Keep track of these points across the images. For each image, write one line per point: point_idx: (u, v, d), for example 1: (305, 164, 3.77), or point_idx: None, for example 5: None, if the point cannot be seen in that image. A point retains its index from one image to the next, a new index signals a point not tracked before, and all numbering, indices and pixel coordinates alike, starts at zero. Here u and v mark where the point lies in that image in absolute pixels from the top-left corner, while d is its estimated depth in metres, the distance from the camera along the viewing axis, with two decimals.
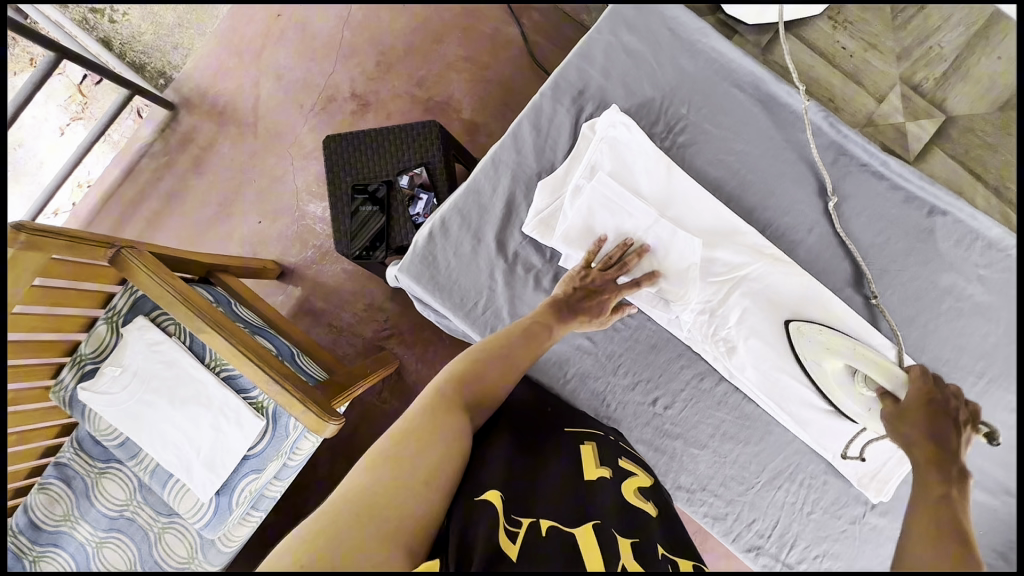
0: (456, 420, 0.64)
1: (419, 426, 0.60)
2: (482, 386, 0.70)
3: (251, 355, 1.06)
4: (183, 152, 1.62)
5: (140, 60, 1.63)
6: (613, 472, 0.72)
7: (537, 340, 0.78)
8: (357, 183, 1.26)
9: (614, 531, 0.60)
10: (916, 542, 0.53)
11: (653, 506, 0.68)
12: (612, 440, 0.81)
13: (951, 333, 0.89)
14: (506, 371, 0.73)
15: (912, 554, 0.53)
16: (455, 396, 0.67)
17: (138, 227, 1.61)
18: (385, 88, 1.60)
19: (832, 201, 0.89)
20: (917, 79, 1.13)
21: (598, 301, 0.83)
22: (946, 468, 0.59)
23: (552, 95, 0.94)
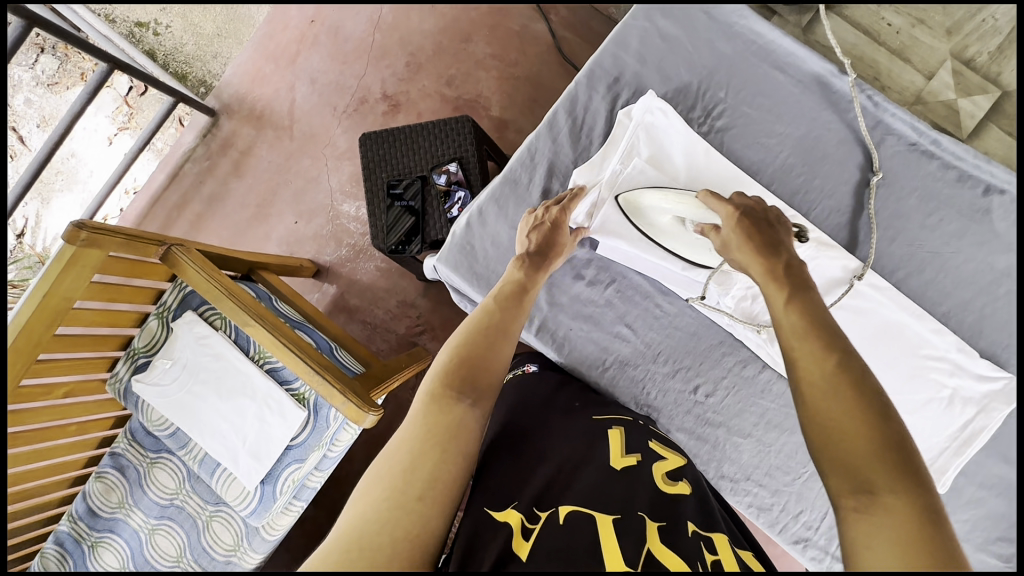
0: (456, 412, 0.61)
1: (411, 440, 0.58)
2: (477, 364, 0.67)
3: (293, 347, 1.09)
4: (224, 157, 1.69)
5: (182, 70, 1.69)
6: (642, 457, 0.71)
7: (511, 294, 0.76)
8: (393, 179, 1.28)
9: (641, 513, 0.60)
10: (799, 359, 0.59)
11: (685, 486, 0.68)
12: (641, 425, 0.80)
13: (1012, 317, 0.85)
14: (496, 345, 0.70)
15: (802, 359, 0.58)
16: (446, 384, 0.64)
17: (183, 230, 1.67)
18: (416, 88, 1.63)
19: (877, 176, 0.86)
20: (970, 53, 1.09)
21: (558, 228, 0.83)
22: (791, 279, 0.66)
23: (587, 82, 0.94)
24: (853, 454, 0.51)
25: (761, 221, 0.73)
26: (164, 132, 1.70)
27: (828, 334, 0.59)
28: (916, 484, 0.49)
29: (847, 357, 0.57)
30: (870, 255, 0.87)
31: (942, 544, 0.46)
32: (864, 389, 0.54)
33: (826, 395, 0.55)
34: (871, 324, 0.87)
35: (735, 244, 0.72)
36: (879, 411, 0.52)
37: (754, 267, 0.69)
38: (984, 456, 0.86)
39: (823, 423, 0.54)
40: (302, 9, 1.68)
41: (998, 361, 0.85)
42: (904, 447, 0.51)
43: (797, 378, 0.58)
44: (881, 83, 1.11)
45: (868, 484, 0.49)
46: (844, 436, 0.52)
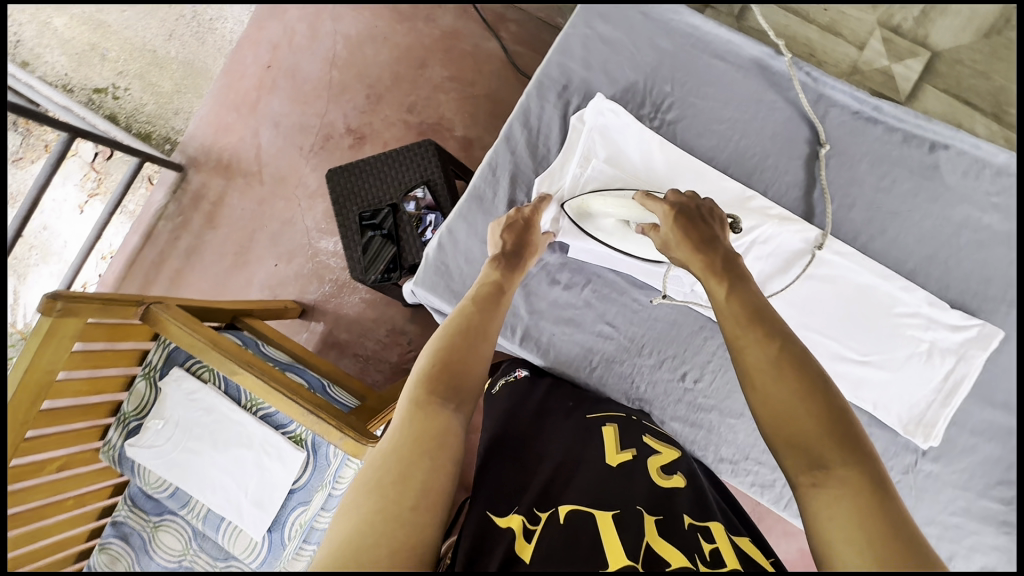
0: (442, 418, 0.62)
1: (401, 448, 0.58)
2: (459, 370, 0.67)
3: (285, 390, 1.09)
4: (196, 210, 1.69)
5: (145, 130, 1.69)
6: (637, 453, 0.71)
7: (487, 298, 0.77)
8: (364, 211, 1.30)
9: (639, 507, 0.61)
10: (743, 347, 0.60)
11: (680, 479, 0.68)
12: (633, 419, 0.81)
13: (974, 265, 0.88)
14: (477, 347, 0.71)
15: (744, 351, 0.60)
16: (428, 391, 0.64)
17: (163, 287, 1.67)
18: (378, 119, 1.65)
19: (825, 148, 0.89)
20: (896, 20, 1.12)
21: (528, 230, 0.85)
22: (726, 271, 0.67)
23: (538, 93, 0.96)
24: (804, 435, 0.53)
25: (697, 218, 0.73)
26: (134, 193, 1.70)
27: (765, 321, 0.61)
28: (863, 454, 0.51)
29: (788, 341, 0.59)
30: (827, 222, 0.89)
31: (897, 516, 0.47)
32: (810, 373, 0.56)
33: (773, 380, 0.56)
34: (844, 291, 0.89)
35: (674, 243, 0.73)
36: (826, 396, 0.54)
37: (694, 263, 0.70)
38: (970, 404, 0.88)
39: (773, 408, 0.55)
40: (257, 56, 1.71)
41: (969, 310, 0.87)
42: (852, 427, 0.53)
43: (744, 366, 0.59)
44: (817, 60, 1.14)
45: (821, 460, 0.51)
46: (793, 419, 0.54)
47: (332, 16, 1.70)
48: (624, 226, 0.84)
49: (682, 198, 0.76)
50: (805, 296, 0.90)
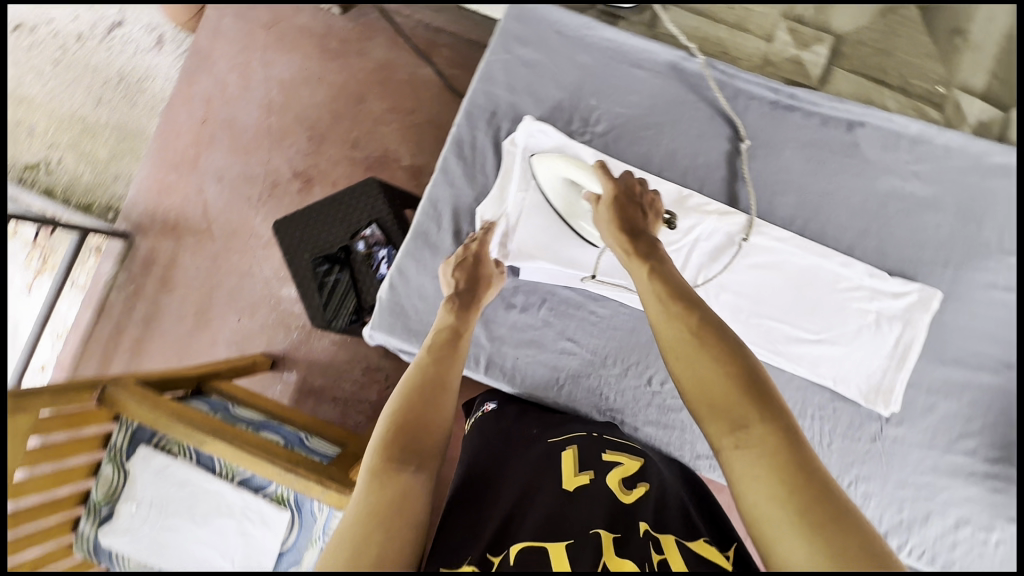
0: (400, 482, 0.61)
1: (357, 520, 0.57)
2: (418, 429, 0.68)
3: (259, 450, 1.06)
4: (149, 276, 1.63)
5: (86, 201, 1.62)
6: (595, 473, 0.71)
7: (443, 352, 0.79)
8: (317, 257, 1.28)
9: (596, 529, 0.62)
10: (664, 329, 0.64)
11: (642, 489, 0.70)
12: (594, 436, 0.80)
13: (907, 232, 0.92)
14: (434, 404, 0.72)
15: (666, 327, 0.64)
16: (387, 456, 0.63)
17: (124, 359, 1.59)
18: (324, 159, 1.64)
19: (745, 143, 0.92)
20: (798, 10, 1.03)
21: (477, 272, 0.88)
22: (648, 254, 0.74)
23: (468, 123, 0.96)
24: (725, 400, 0.55)
25: (636, 204, 0.83)
26: (84, 266, 1.60)
27: (683, 296, 0.66)
28: (776, 408, 0.54)
29: (703, 315, 0.63)
30: (750, 205, 0.92)
31: (806, 462, 0.49)
32: (724, 341, 0.60)
33: (693, 352, 0.60)
34: (789, 274, 0.91)
35: (603, 215, 0.81)
36: (738, 359, 0.58)
37: (614, 241, 0.78)
38: (923, 365, 0.91)
39: (694, 376, 0.58)
40: (190, 111, 1.66)
41: (908, 275, 0.91)
42: (765, 385, 0.56)
43: (666, 346, 0.62)
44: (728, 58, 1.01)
45: (741, 420, 0.53)
46: (710, 383, 0.57)
47: (262, 62, 1.67)
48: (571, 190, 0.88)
49: (629, 183, 0.84)
50: (754, 284, 0.92)
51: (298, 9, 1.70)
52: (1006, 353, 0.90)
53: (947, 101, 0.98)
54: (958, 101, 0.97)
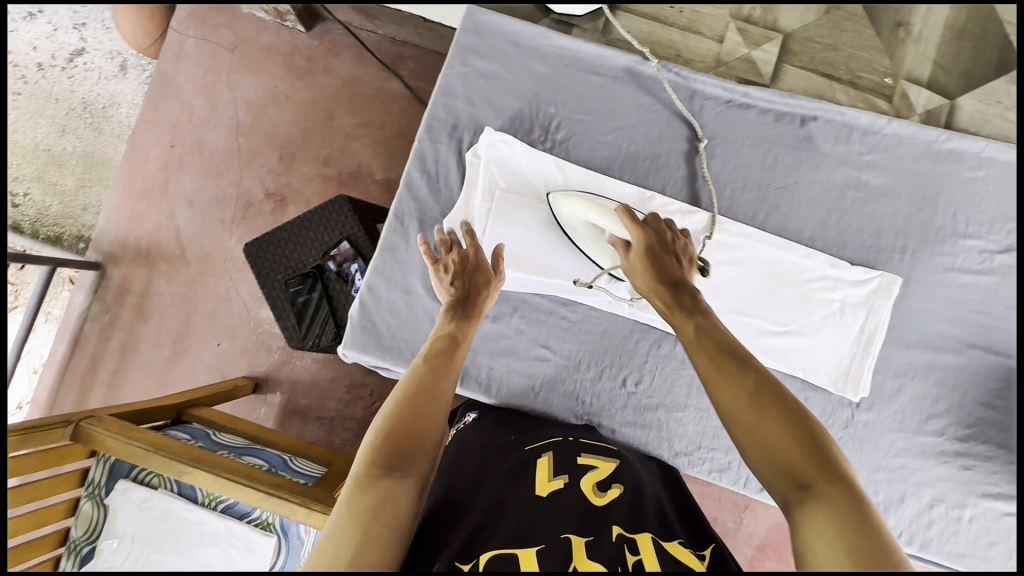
0: (383, 490, 0.60)
1: (337, 527, 0.56)
2: (406, 436, 0.66)
3: (239, 476, 1.05)
4: (123, 306, 1.57)
5: (55, 232, 1.59)
6: (570, 477, 0.73)
7: (439, 357, 0.76)
8: (291, 277, 1.27)
9: (566, 533, 0.63)
10: (717, 381, 0.63)
11: (615, 492, 0.71)
12: (570, 440, 0.82)
13: (864, 220, 0.94)
14: (426, 411, 0.69)
15: (716, 383, 0.63)
16: (374, 463, 0.62)
17: (101, 393, 1.54)
18: (296, 178, 1.60)
19: (702, 142, 0.94)
20: (746, 10, 1.04)
21: (475, 280, 0.86)
22: (691, 309, 0.73)
23: (429, 137, 0.97)
24: (789, 460, 0.55)
25: (670, 251, 0.82)
26: (57, 297, 1.58)
27: (735, 356, 0.65)
28: (842, 474, 0.54)
29: (757, 373, 0.63)
30: (712, 204, 0.94)
31: (876, 530, 0.50)
32: (785, 402, 0.60)
33: (752, 410, 0.59)
34: (755, 267, 0.93)
35: (637, 268, 0.79)
36: (800, 420, 0.58)
37: (655, 297, 0.77)
38: (889, 349, 0.93)
39: (755, 433, 0.58)
40: (157, 137, 1.61)
41: (868, 263, 0.93)
42: (829, 450, 0.56)
43: (721, 400, 0.62)
44: (682, 60, 1.04)
45: (805, 480, 0.54)
46: (773, 441, 0.57)
47: (228, 84, 1.62)
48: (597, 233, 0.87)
49: (658, 228, 0.84)
50: (721, 281, 0.93)
51: (261, 28, 1.63)
52: (967, 333, 0.93)
53: (895, 92, 1.01)
54: (905, 91, 1.01)
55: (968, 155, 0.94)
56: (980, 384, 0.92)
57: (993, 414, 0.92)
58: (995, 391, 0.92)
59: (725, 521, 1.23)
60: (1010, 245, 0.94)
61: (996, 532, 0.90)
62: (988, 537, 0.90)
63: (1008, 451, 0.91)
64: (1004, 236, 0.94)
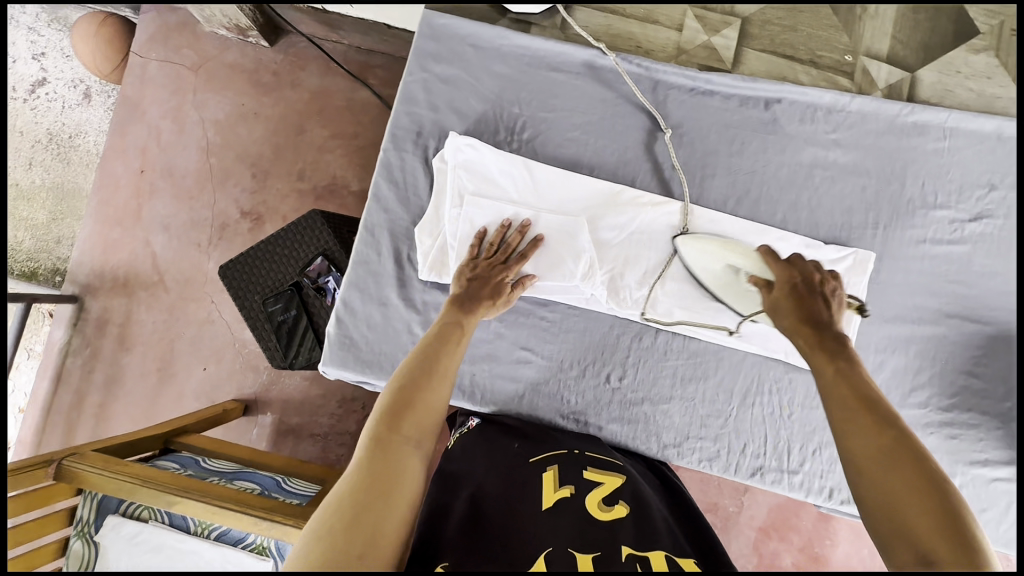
0: (404, 455, 0.64)
1: (360, 483, 0.60)
2: (421, 408, 0.69)
3: (230, 504, 1.02)
4: (104, 337, 1.49)
5: (30, 267, 1.52)
6: (575, 489, 0.73)
7: (452, 339, 0.77)
8: (269, 297, 1.25)
9: (571, 548, 0.63)
10: (853, 432, 0.62)
11: (621, 509, 0.70)
12: (574, 454, 0.82)
13: (834, 199, 0.94)
14: (440, 388, 0.72)
15: (846, 430, 0.63)
16: (392, 428, 0.65)
17: (89, 428, 1.45)
18: (271, 195, 1.54)
19: (666, 132, 0.94)
20: None
21: (494, 280, 0.85)
22: (832, 352, 0.69)
23: (394, 146, 0.96)
24: (911, 524, 0.54)
25: (816, 296, 0.75)
26: (37, 334, 1.47)
27: (876, 406, 0.63)
28: (971, 550, 0.52)
29: (901, 432, 0.60)
30: (683, 192, 0.93)
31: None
32: (920, 465, 0.57)
33: (883, 466, 0.58)
34: None
35: (782, 310, 0.75)
36: (935, 485, 0.56)
37: (798, 335, 0.72)
38: (868, 325, 0.93)
39: (880, 489, 0.57)
40: (126, 163, 1.54)
41: (842, 241, 0.93)
42: (971, 531, 0.53)
43: (853, 450, 0.61)
44: (642, 51, 1.03)
45: (926, 550, 0.53)
46: (900, 505, 0.56)
47: (196, 104, 1.55)
48: (731, 274, 0.86)
49: (808, 272, 0.77)
50: None
51: (224, 45, 1.56)
52: (944, 303, 0.93)
53: (856, 69, 1.01)
54: (865, 67, 1.01)
55: (932, 127, 0.95)
56: (960, 353, 0.93)
57: (975, 382, 0.93)
58: (975, 358, 0.93)
59: (726, 506, 1.24)
60: (979, 213, 0.94)
61: (985, 498, 0.91)
62: (979, 504, 0.91)
63: (991, 417, 0.92)
64: (973, 204, 0.94)
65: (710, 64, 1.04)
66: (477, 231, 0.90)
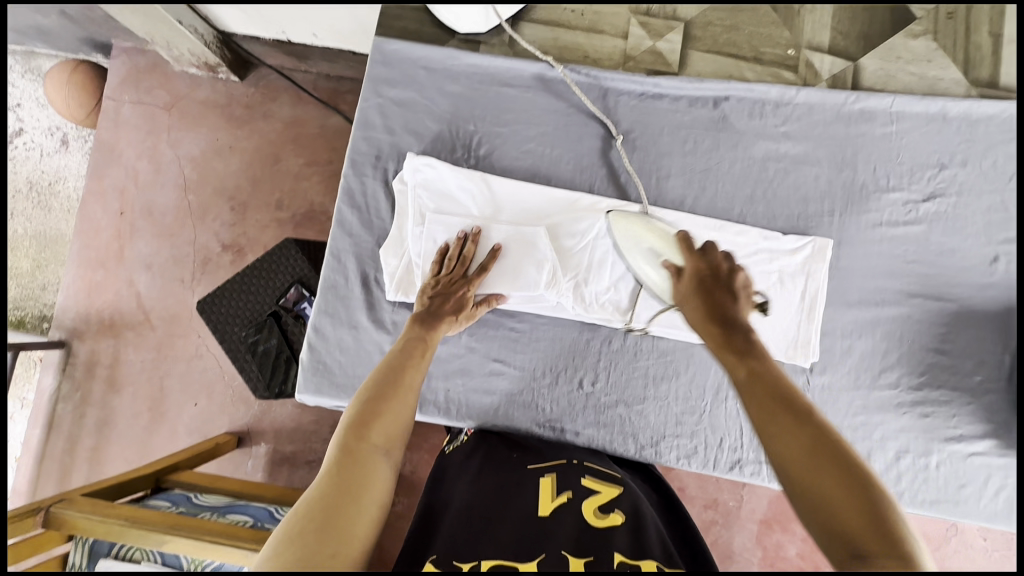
0: (372, 465, 0.64)
1: (328, 492, 0.60)
2: (387, 420, 0.69)
3: (230, 539, 0.96)
4: (93, 380, 1.48)
5: (17, 315, 1.52)
6: (572, 495, 0.74)
7: (415, 352, 0.79)
8: (247, 328, 1.26)
9: (564, 551, 0.64)
10: (776, 435, 0.62)
11: (616, 517, 0.70)
12: (574, 463, 0.82)
13: (789, 189, 0.96)
14: (403, 400, 0.73)
15: (768, 430, 0.63)
16: (359, 437, 0.66)
17: (83, 474, 1.44)
18: (250, 227, 1.54)
19: (618, 138, 0.96)
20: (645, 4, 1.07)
21: (456, 294, 0.88)
22: (742, 348, 0.73)
23: (355, 172, 0.97)
24: (843, 523, 0.55)
25: (723, 289, 0.81)
26: (26, 381, 1.48)
27: (790, 404, 0.64)
28: (898, 539, 0.53)
29: (814, 424, 0.62)
30: (640, 195, 0.95)
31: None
32: (842, 459, 0.58)
33: (808, 465, 0.59)
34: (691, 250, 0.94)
35: (693, 301, 0.81)
36: (859, 479, 0.57)
37: (705, 328, 0.78)
38: (832, 311, 0.95)
39: (809, 490, 0.58)
40: (105, 206, 1.53)
41: (801, 230, 0.95)
42: (891, 516, 0.55)
43: (777, 452, 0.61)
44: (590, 61, 1.06)
45: (859, 548, 0.53)
46: (830, 504, 0.56)
47: (169, 141, 1.55)
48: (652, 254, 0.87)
49: (716, 261, 0.84)
50: None
51: (194, 83, 1.56)
52: (907, 284, 0.95)
53: (800, 62, 1.04)
54: (809, 60, 1.04)
55: (878, 112, 0.97)
56: (926, 331, 0.94)
57: (943, 359, 0.94)
58: (941, 335, 0.94)
59: (725, 501, 1.24)
60: (932, 192, 0.96)
61: (964, 473, 0.91)
62: (959, 480, 0.91)
63: (962, 392, 0.93)
64: (925, 184, 0.96)
65: (656, 68, 1.06)
66: (438, 246, 0.92)
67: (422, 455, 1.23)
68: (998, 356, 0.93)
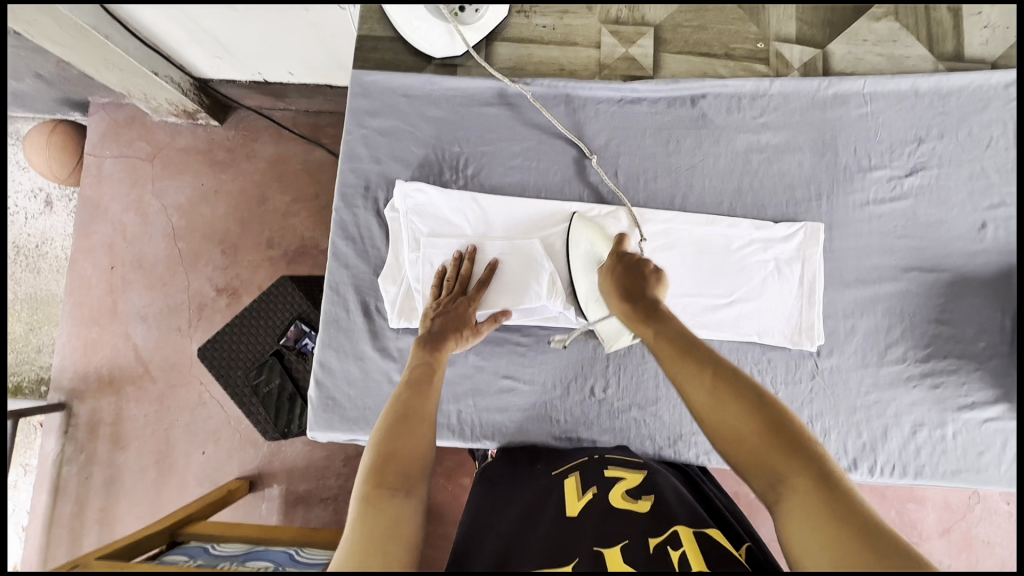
0: (395, 505, 0.63)
1: (354, 543, 0.59)
2: (401, 456, 0.68)
3: None
4: (98, 439, 1.45)
5: (14, 381, 1.50)
6: (597, 489, 0.73)
7: (424, 382, 0.78)
8: (250, 370, 1.25)
9: (594, 547, 0.62)
10: (686, 384, 0.68)
11: (644, 502, 0.69)
12: (596, 458, 0.82)
13: (775, 177, 0.98)
14: (413, 429, 0.72)
15: (682, 384, 0.68)
16: (377, 484, 0.65)
17: (95, 537, 1.40)
18: (243, 268, 1.54)
19: (589, 162, 0.97)
20: (614, 12, 1.09)
21: (459, 313, 0.88)
22: (649, 313, 0.76)
23: (345, 204, 0.97)
24: (758, 449, 0.61)
25: (635, 268, 0.83)
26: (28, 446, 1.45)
27: (693, 351, 0.70)
28: (801, 448, 0.60)
29: (716, 366, 0.68)
30: (624, 199, 0.96)
31: (851, 504, 0.55)
32: (742, 392, 0.65)
33: (718, 407, 0.65)
34: (686, 247, 0.95)
35: (607, 285, 0.83)
36: (760, 406, 0.64)
37: (616, 307, 0.80)
38: (832, 293, 0.96)
39: (725, 429, 0.64)
40: (96, 262, 1.52)
41: (790, 217, 0.97)
42: (792, 431, 0.62)
43: (692, 401, 0.67)
44: (565, 72, 1.07)
45: (774, 471, 0.59)
46: (742, 436, 0.62)
47: (155, 192, 1.55)
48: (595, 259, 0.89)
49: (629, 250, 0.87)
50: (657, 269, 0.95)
51: (174, 131, 1.56)
52: (900, 259, 0.96)
53: (769, 55, 1.06)
54: (778, 51, 1.06)
55: (852, 95, 0.99)
56: (926, 302, 0.95)
57: (946, 329, 0.94)
58: (939, 307, 0.95)
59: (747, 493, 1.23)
60: (913, 167, 0.98)
61: (980, 439, 0.92)
62: (976, 447, 0.92)
63: (968, 360, 0.94)
64: (906, 159, 0.98)
65: (631, 73, 1.08)
66: (437, 269, 0.92)
67: (439, 479, 1.22)
68: (998, 320, 0.94)
